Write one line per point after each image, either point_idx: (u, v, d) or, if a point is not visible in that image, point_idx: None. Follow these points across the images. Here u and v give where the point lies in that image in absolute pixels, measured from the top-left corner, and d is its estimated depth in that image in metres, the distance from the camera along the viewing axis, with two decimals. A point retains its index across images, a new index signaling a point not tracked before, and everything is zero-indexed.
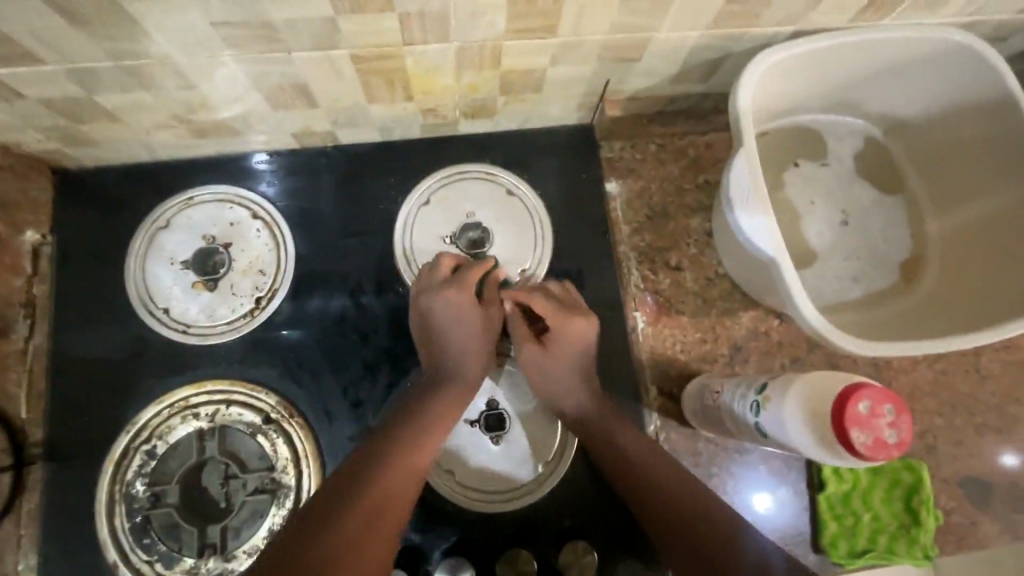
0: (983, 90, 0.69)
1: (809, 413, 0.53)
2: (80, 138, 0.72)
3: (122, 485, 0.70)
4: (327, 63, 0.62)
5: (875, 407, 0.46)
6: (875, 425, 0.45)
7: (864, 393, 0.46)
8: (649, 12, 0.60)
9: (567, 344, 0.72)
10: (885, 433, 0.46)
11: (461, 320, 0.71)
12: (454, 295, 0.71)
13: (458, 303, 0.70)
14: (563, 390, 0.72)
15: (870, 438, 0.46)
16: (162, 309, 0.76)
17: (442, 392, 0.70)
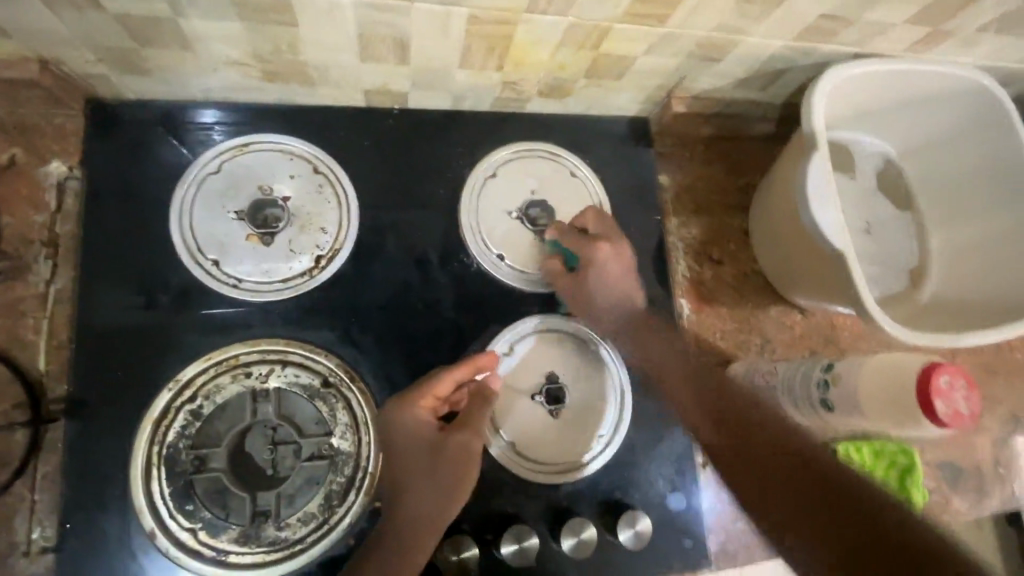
0: (994, 126, 0.80)
1: (878, 388, 0.60)
2: (136, 64, 0.65)
3: (162, 447, 0.64)
4: (441, 20, 0.61)
5: (953, 381, 0.56)
6: (954, 397, 0.55)
7: (944, 370, 0.56)
8: (751, 16, 0.65)
9: (602, 272, 0.77)
10: (959, 405, 0.56)
11: (419, 440, 0.65)
12: (418, 408, 0.65)
13: (414, 423, 0.65)
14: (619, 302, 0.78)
15: (949, 408, 0.55)
16: (211, 260, 0.70)
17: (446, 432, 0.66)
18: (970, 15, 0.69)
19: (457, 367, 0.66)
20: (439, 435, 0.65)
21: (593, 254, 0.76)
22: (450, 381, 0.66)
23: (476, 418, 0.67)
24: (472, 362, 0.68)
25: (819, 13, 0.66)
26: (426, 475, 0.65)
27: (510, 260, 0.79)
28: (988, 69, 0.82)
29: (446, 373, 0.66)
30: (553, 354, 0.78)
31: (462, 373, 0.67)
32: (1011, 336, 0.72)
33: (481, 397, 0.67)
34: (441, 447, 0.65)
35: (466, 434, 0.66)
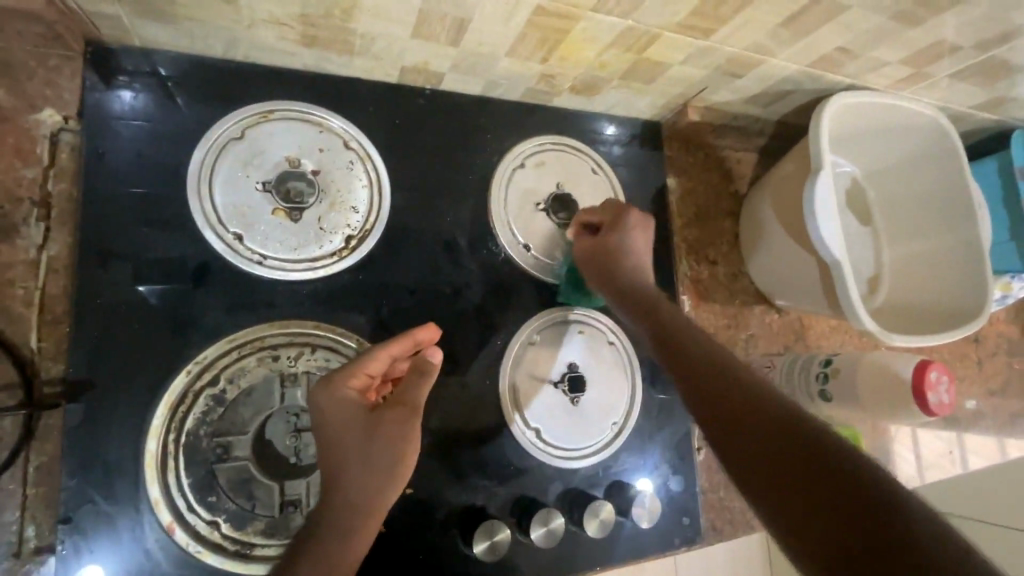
0: (945, 160, 0.93)
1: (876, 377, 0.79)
2: (159, 9, 0.58)
3: (181, 435, 0.60)
4: (510, 7, 0.61)
5: (939, 377, 0.76)
6: (939, 388, 0.76)
7: (932, 368, 0.77)
8: (782, 41, 0.71)
9: (633, 247, 0.74)
10: (942, 395, 0.76)
11: (349, 422, 0.57)
12: (349, 387, 0.58)
13: (347, 398, 0.57)
14: (643, 269, 0.73)
15: (937, 398, 0.76)
16: (234, 233, 0.65)
17: (389, 415, 0.58)
18: (947, 63, 0.80)
19: (393, 343, 0.61)
20: (373, 416, 0.58)
21: (626, 224, 0.74)
22: (384, 356, 0.60)
23: (414, 393, 0.60)
24: (408, 337, 0.63)
25: (838, 45, 0.73)
26: (357, 460, 0.56)
27: (535, 251, 0.81)
28: (944, 109, 0.95)
29: (380, 348, 0.60)
30: (575, 343, 0.81)
31: (399, 347, 0.62)
32: (952, 341, 0.86)
33: (421, 369, 0.62)
34: (375, 428, 0.57)
35: (403, 410, 0.59)
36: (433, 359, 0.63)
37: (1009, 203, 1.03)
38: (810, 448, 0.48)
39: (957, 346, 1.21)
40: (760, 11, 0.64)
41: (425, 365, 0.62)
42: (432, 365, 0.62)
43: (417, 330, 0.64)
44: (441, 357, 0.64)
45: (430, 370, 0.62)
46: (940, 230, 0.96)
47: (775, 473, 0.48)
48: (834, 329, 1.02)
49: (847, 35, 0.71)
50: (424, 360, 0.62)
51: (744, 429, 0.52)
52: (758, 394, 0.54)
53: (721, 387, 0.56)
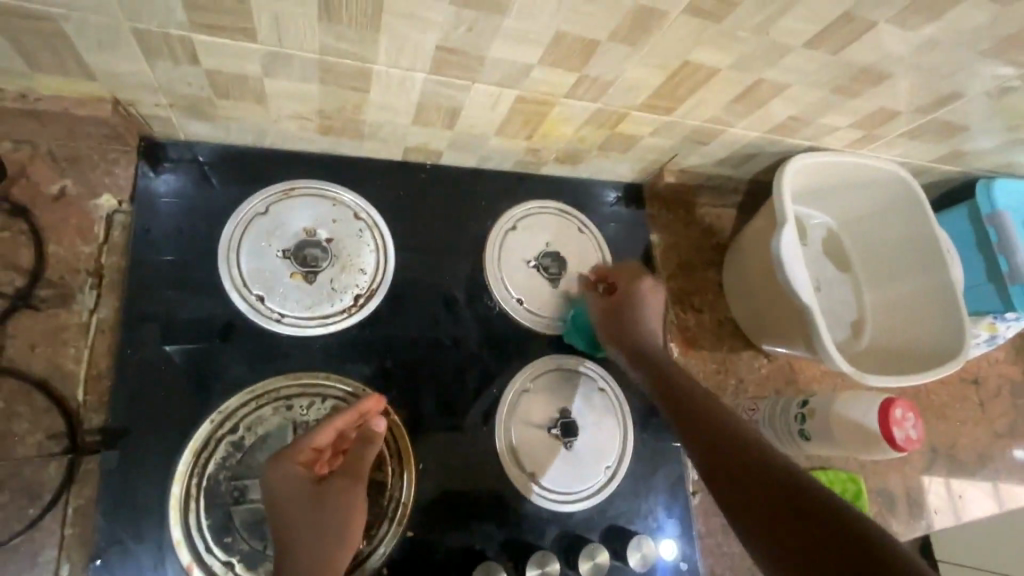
0: (910, 210, 1.00)
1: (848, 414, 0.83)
2: (201, 111, 0.70)
3: (202, 478, 0.66)
4: (494, 97, 0.71)
5: (904, 414, 0.80)
6: (904, 425, 0.80)
7: (897, 405, 0.81)
8: (738, 114, 0.80)
9: (637, 304, 0.83)
10: (909, 432, 0.80)
11: (296, 496, 0.61)
12: (297, 461, 0.62)
13: (294, 473, 0.61)
14: (648, 327, 0.81)
15: (903, 434, 0.79)
16: (256, 295, 0.74)
17: (336, 484, 0.63)
18: (896, 125, 0.88)
19: (339, 416, 0.65)
20: (320, 487, 0.62)
21: (631, 287, 0.83)
22: (331, 430, 0.65)
23: (359, 462, 0.66)
24: (354, 409, 0.67)
25: (789, 115, 0.82)
26: (308, 530, 0.60)
27: (528, 304, 0.88)
28: (905, 163, 1.03)
29: (327, 423, 0.65)
30: (568, 390, 0.87)
31: (346, 420, 0.66)
32: (932, 380, 0.89)
33: (366, 439, 0.67)
34: (323, 498, 0.61)
35: (349, 478, 0.64)
36: (377, 427, 0.68)
37: (982, 247, 1.08)
38: (794, 487, 0.56)
39: (955, 387, 1.23)
40: (713, 92, 0.74)
41: (370, 434, 0.67)
42: (377, 433, 0.67)
43: (363, 401, 0.68)
44: (385, 424, 0.68)
45: (375, 438, 0.67)
46: (914, 275, 1.01)
47: (743, 475, 0.59)
48: (824, 372, 1.06)
49: (795, 107, 0.80)
50: (370, 431, 0.68)
51: (739, 473, 0.60)
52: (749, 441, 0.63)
53: (716, 435, 0.65)
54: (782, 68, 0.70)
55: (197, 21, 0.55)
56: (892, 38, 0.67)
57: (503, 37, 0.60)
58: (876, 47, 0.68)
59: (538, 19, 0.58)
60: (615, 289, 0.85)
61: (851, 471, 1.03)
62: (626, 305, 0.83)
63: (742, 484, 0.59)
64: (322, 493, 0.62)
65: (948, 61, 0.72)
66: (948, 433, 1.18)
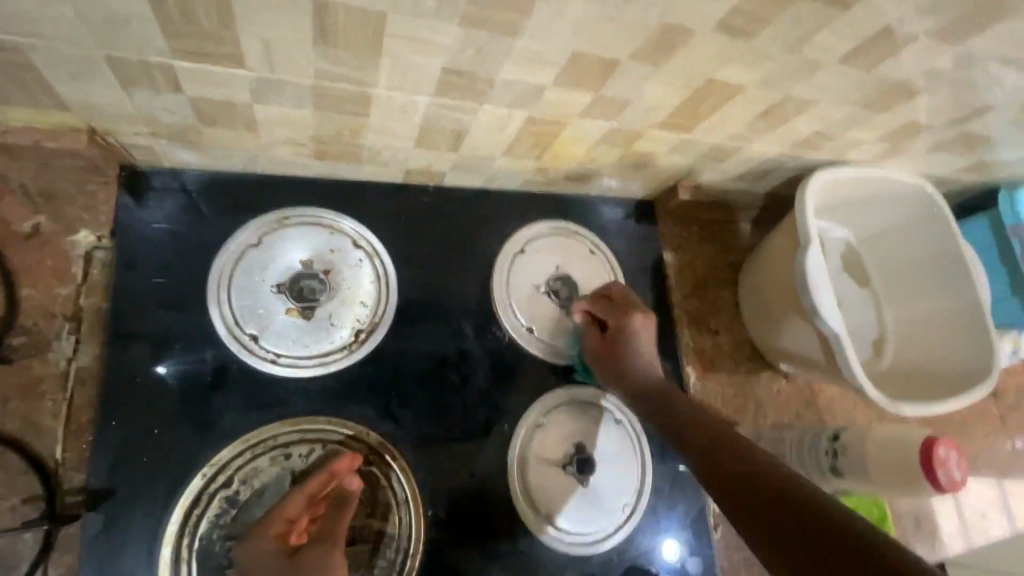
0: (934, 224, 0.96)
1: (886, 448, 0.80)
2: (186, 139, 0.64)
3: (194, 539, 0.61)
4: (503, 119, 0.66)
5: (948, 454, 0.75)
6: (947, 465, 0.75)
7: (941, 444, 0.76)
8: (760, 131, 0.75)
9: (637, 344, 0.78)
10: (952, 472, 0.75)
11: (269, 573, 0.56)
12: (266, 535, 0.58)
13: (264, 549, 0.57)
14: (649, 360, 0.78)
15: (945, 475, 0.75)
16: (250, 335, 0.69)
17: (309, 555, 0.57)
18: (923, 138, 0.83)
19: (306, 479, 0.61)
20: (293, 558, 0.56)
21: (624, 322, 0.78)
22: (298, 498, 0.61)
23: (333, 528, 0.59)
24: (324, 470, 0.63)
25: (814, 131, 0.77)
26: None
27: (539, 332, 0.83)
28: (928, 175, 0.98)
29: (293, 490, 0.61)
30: (581, 423, 0.82)
31: (316, 483, 0.62)
32: (960, 406, 0.85)
33: (341, 501, 0.61)
34: (294, 572, 0.55)
35: (321, 548, 0.57)
36: (350, 484, 0.62)
37: (1005, 259, 1.04)
38: (758, 475, 0.59)
39: (975, 402, 1.19)
40: (736, 110, 0.69)
41: (343, 494, 0.62)
42: (350, 492, 0.62)
43: (335, 461, 0.64)
44: (358, 481, 0.63)
45: (348, 498, 0.62)
46: (938, 291, 0.98)
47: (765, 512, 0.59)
48: (844, 394, 1.02)
49: (821, 123, 0.75)
50: (342, 491, 0.62)
51: (736, 483, 0.60)
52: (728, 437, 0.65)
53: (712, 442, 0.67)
54: (811, 85, 0.65)
55: (177, 47, 0.49)
56: (931, 53, 0.62)
57: (516, 58, 0.55)
58: (913, 62, 0.63)
59: (553, 40, 0.53)
60: (608, 327, 0.80)
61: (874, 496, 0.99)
62: (620, 327, 0.79)
63: (733, 484, 0.60)
64: (295, 567, 0.56)
65: (986, 74, 0.68)
66: (969, 449, 1.15)
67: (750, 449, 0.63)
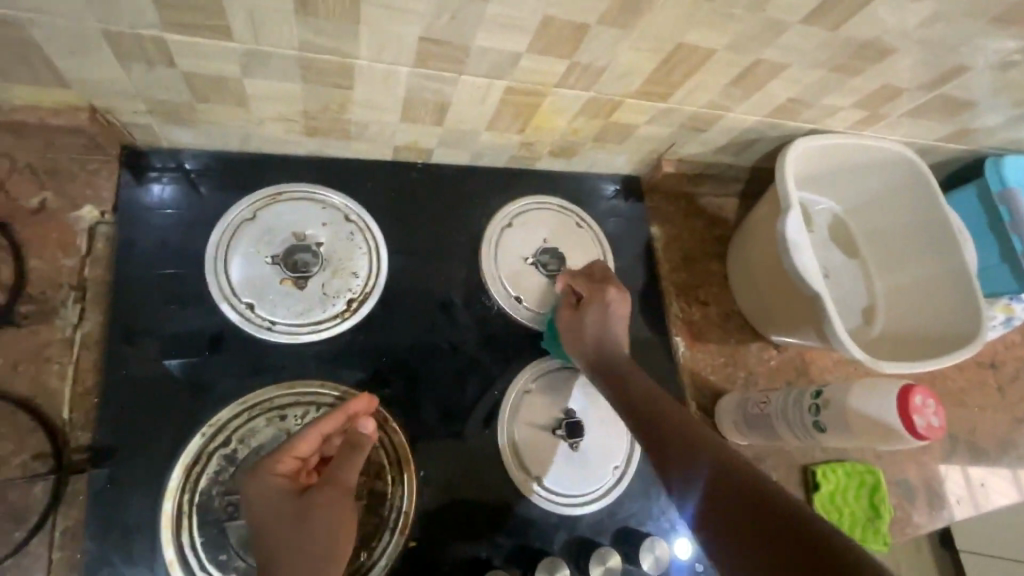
0: (919, 190, 0.97)
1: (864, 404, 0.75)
2: (183, 117, 0.68)
3: (195, 494, 0.63)
4: (482, 90, 0.69)
5: (925, 400, 0.74)
6: (925, 412, 0.73)
7: (917, 392, 0.74)
8: (737, 98, 0.77)
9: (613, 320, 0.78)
10: (931, 419, 0.73)
11: (278, 507, 0.57)
12: (275, 471, 0.59)
13: (274, 483, 0.58)
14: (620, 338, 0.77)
15: (925, 423, 0.73)
16: (246, 303, 0.72)
17: (318, 493, 0.58)
18: (900, 103, 0.85)
19: (322, 421, 0.62)
20: (302, 496, 0.58)
21: (599, 294, 0.79)
22: (314, 436, 0.62)
23: (345, 471, 0.60)
24: (340, 412, 0.64)
25: (789, 97, 0.79)
26: (292, 546, 0.55)
27: (527, 302, 0.85)
28: (911, 142, 0.99)
29: (311, 429, 0.62)
30: (570, 389, 0.84)
31: (330, 424, 0.63)
32: (948, 365, 0.86)
33: (353, 444, 0.62)
34: (304, 509, 0.57)
35: (333, 488, 0.59)
36: (366, 429, 0.63)
37: (993, 226, 1.05)
38: (778, 523, 0.51)
39: (972, 374, 1.18)
40: (709, 76, 0.71)
41: (358, 439, 0.62)
42: (364, 438, 0.62)
43: (350, 404, 0.65)
44: (373, 427, 0.64)
45: (363, 443, 0.62)
46: (924, 257, 0.99)
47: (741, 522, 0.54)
48: (835, 363, 1.02)
49: (795, 88, 0.77)
50: (355, 434, 0.63)
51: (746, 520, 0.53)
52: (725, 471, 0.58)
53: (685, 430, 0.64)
54: (778, 47, 0.67)
55: (168, 20, 0.53)
56: (895, 10, 0.64)
57: (489, 24, 0.58)
58: (877, 21, 0.65)
59: (521, 4, 0.56)
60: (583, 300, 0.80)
61: (869, 464, 0.99)
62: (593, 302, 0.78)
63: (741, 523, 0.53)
64: (304, 506, 0.57)
65: (953, 33, 0.69)
66: (968, 420, 1.15)
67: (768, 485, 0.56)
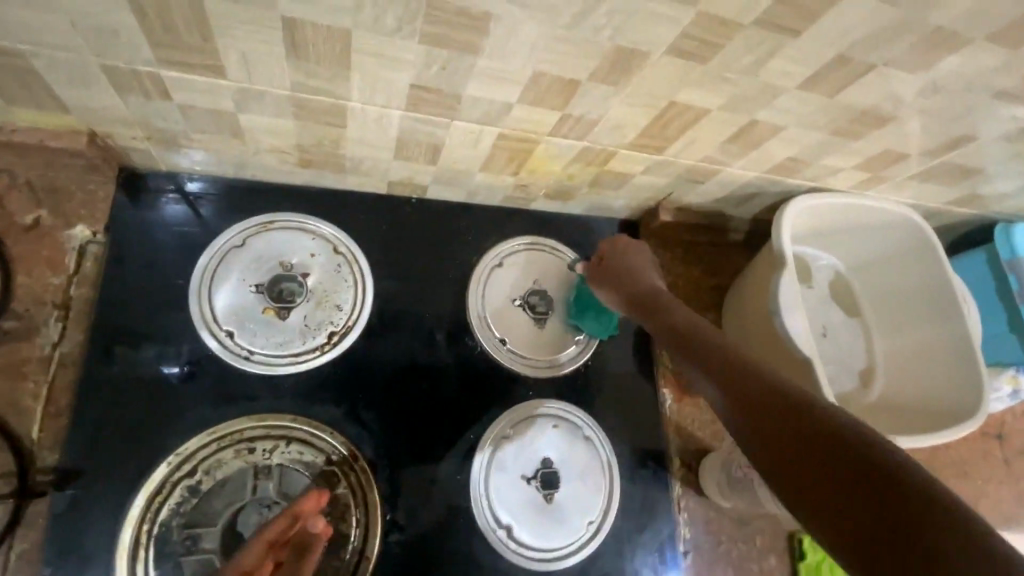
0: (923, 255, 0.95)
1: None
2: (181, 145, 0.69)
3: (154, 525, 0.63)
4: (475, 135, 0.69)
5: None
6: None
7: None
8: (733, 154, 0.77)
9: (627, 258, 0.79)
10: None
11: None
12: None
13: None
14: (633, 272, 0.77)
15: None
16: (227, 331, 0.72)
17: None
18: (903, 168, 0.83)
19: (265, 526, 0.60)
20: None
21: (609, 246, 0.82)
22: (257, 545, 0.60)
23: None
24: (287, 515, 0.61)
25: (788, 156, 0.78)
26: None
27: (511, 344, 0.84)
28: (917, 204, 0.97)
29: (254, 539, 0.60)
30: (549, 436, 0.82)
31: (276, 529, 0.60)
32: (949, 439, 0.83)
33: (301, 547, 0.60)
34: None
35: None
36: (315, 527, 0.61)
37: (1002, 295, 1.01)
38: (826, 434, 0.45)
39: (976, 444, 1.14)
40: (705, 133, 0.71)
41: (305, 541, 0.60)
42: (310, 540, 0.60)
43: (299, 501, 0.62)
44: (322, 525, 0.61)
45: (308, 544, 0.60)
46: (926, 323, 0.96)
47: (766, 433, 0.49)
48: None
49: (793, 149, 0.76)
50: (303, 536, 0.60)
51: (772, 434, 0.48)
52: (777, 398, 0.50)
53: (705, 349, 0.60)
54: (775, 110, 0.66)
55: (163, 58, 0.54)
56: (893, 82, 0.63)
57: (480, 76, 0.58)
58: (877, 90, 0.64)
59: (511, 58, 0.56)
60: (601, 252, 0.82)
61: None
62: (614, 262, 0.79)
63: (772, 435, 0.48)
64: None
65: (955, 105, 0.68)
66: (971, 493, 1.09)
67: (831, 407, 0.48)
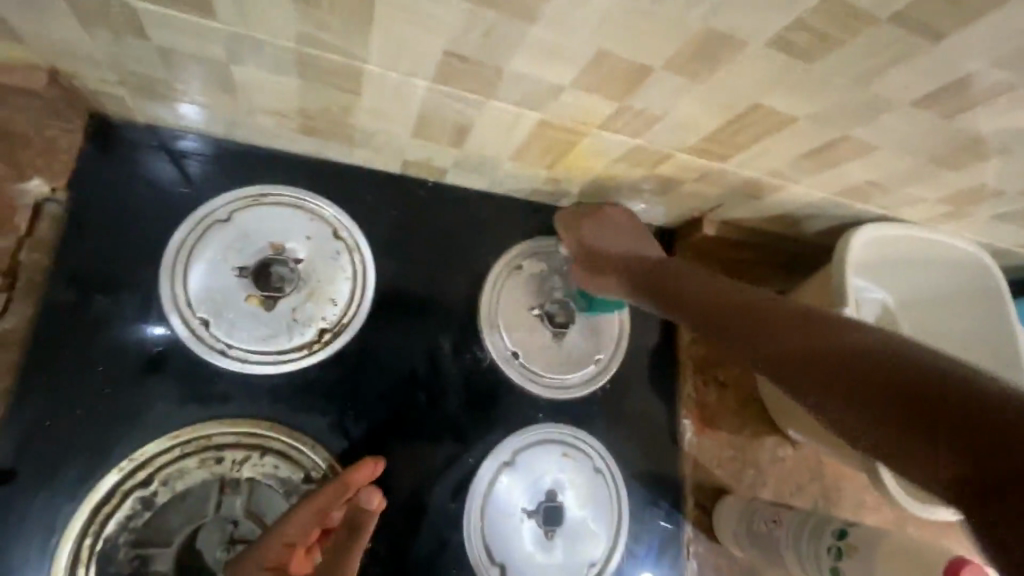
0: (987, 302, 0.86)
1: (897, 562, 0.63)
2: (161, 94, 0.58)
3: (98, 540, 0.55)
4: (510, 119, 0.58)
5: None
6: None
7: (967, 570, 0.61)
8: (805, 171, 0.66)
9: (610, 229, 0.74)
10: None
11: None
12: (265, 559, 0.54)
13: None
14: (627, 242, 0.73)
15: None
16: (201, 319, 0.62)
17: None
18: (989, 206, 0.73)
19: (317, 495, 0.56)
20: None
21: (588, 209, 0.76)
22: (307, 515, 0.56)
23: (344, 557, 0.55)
24: (340, 483, 0.57)
25: (867, 180, 0.67)
26: None
27: (523, 358, 0.75)
28: (988, 244, 0.87)
29: (300, 510, 0.55)
30: (554, 465, 0.73)
31: (328, 497, 0.56)
32: None
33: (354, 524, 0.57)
34: None
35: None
36: (369, 503, 0.58)
37: None
38: (865, 373, 0.41)
39: None
40: (781, 145, 0.60)
41: (356, 518, 0.57)
42: (367, 515, 0.57)
43: (352, 470, 0.58)
44: (378, 502, 0.58)
45: (363, 521, 0.57)
46: None
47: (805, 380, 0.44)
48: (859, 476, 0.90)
49: (876, 172, 0.65)
50: (358, 511, 0.57)
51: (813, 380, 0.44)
52: (826, 349, 0.45)
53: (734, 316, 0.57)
54: (874, 126, 0.55)
55: None
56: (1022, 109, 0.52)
57: (531, 49, 0.47)
58: (999, 117, 0.53)
59: (573, 32, 0.45)
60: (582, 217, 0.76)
61: None
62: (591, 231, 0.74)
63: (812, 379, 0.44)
64: None
65: None
66: None
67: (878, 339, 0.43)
